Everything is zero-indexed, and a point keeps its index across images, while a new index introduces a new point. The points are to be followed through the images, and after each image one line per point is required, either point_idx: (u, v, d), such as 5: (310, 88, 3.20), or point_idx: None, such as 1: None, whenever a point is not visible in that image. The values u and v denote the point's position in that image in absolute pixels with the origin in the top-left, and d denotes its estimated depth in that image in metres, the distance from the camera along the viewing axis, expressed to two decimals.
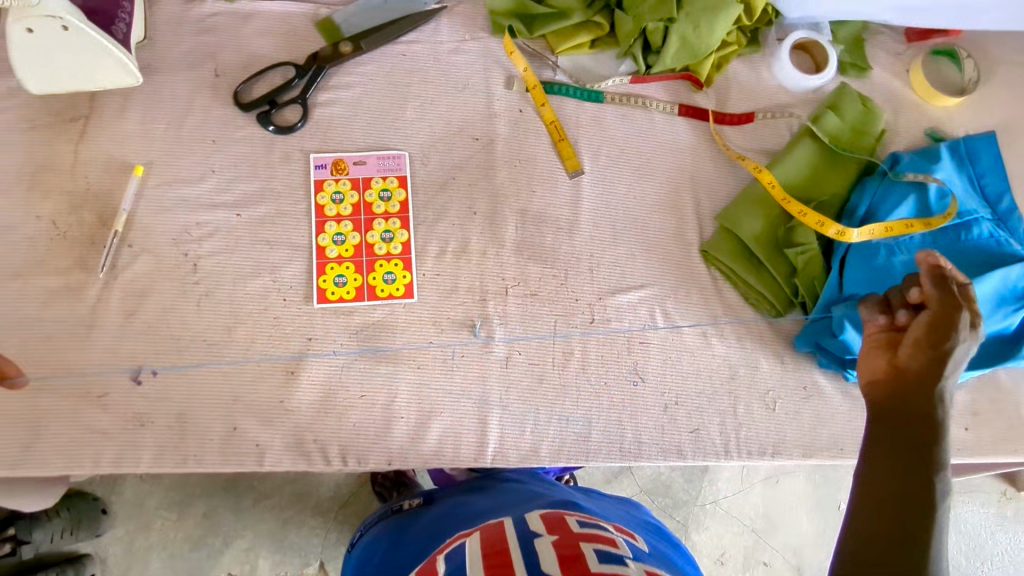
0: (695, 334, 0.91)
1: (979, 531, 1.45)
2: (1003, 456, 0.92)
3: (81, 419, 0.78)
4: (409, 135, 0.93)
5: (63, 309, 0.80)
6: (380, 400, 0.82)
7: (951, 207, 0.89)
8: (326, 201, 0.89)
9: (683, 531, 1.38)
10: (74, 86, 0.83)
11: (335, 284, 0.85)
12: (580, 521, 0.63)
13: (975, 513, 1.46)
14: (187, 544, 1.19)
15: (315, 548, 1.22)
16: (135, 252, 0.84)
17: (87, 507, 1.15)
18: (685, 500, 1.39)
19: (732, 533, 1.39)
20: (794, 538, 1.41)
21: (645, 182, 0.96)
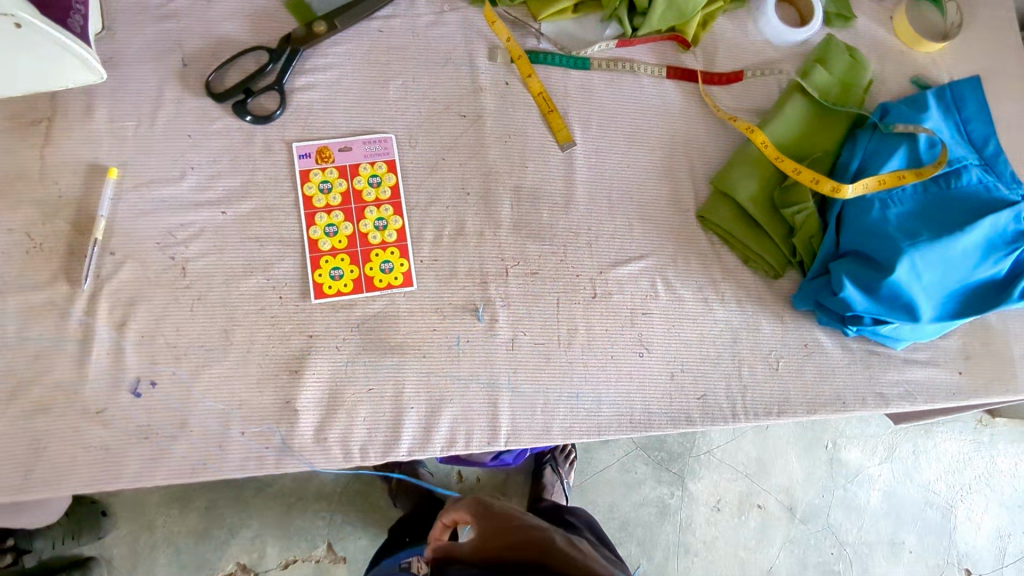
0: (696, 301, 0.91)
1: (956, 458, 1.52)
2: (995, 397, 0.95)
3: (80, 436, 0.75)
4: (393, 116, 0.90)
5: (48, 323, 0.77)
6: (387, 392, 0.81)
7: (942, 155, 0.89)
8: (314, 191, 0.86)
9: (679, 482, 1.42)
10: (32, 86, 0.77)
11: (332, 277, 0.83)
12: None
13: (952, 441, 1.52)
14: (192, 538, 1.19)
15: (321, 530, 1.23)
16: (119, 259, 0.80)
17: (87, 513, 1.14)
18: (680, 452, 1.43)
19: (726, 480, 1.44)
20: (785, 479, 1.46)
21: (637, 150, 0.95)
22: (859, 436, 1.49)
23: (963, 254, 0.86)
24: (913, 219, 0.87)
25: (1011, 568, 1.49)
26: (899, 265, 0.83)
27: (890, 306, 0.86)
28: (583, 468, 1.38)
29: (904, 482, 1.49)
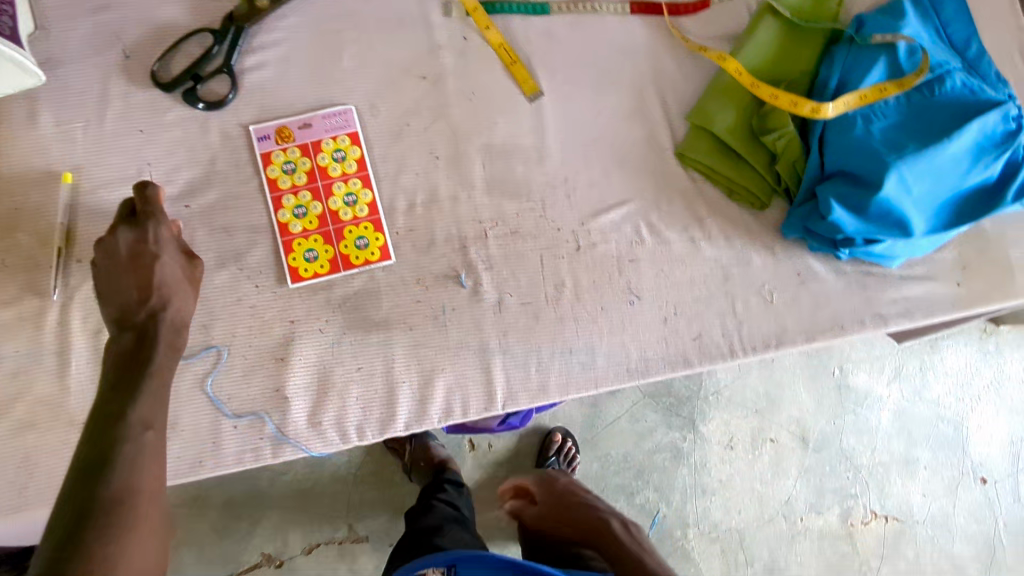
0: (683, 241, 0.88)
1: (963, 370, 1.51)
2: (996, 304, 0.93)
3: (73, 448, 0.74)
4: (351, 87, 0.87)
5: (24, 340, 0.75)
6: (378, 370, 0.79)
7: (923, 62, 0.85)
8: (278, 173, 0.83)
9: (691, 426, 1.42)
10: None
11: (307, 260, 0.81)
12: None
13: (958, 353, 1.52)
14: (214, 536, 1.20)
15: (340, 513, 1.23)
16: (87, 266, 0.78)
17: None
18: (688, 396, 1.43)
19: (737, 418, 1.44)
20: (796, 411, 1.45)
21: (607, 93, 0.91)
22: (866, 359, 1.49)
23: (952, 161, 0.83)
24: (898, 131, 0.84)
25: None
26: (886, 181, 0.81)
27: (881, 224, 0.84)
28: (594, 423, 1.38)
29: (914, 400, 1.49)
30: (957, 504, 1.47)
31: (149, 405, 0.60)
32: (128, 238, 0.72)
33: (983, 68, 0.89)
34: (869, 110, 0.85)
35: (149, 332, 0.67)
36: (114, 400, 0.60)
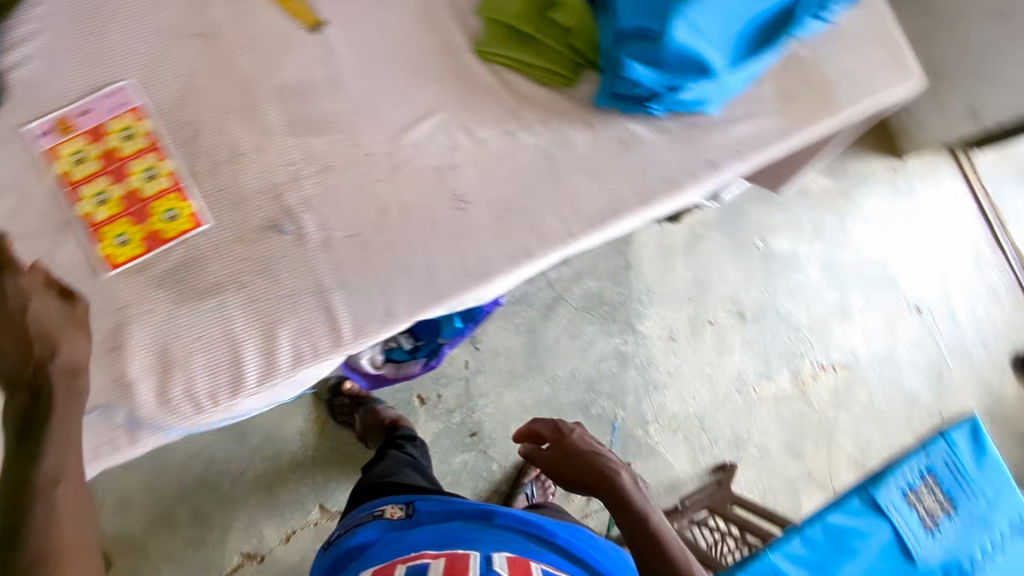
0: (499, 137, 0.88)
1: (881, 211, 1.54)
2: (825, 124, 0.94)
3: None
4: (127, 63, 0.84)
5: None
6: (218, 336, 0.79)
7: None
8: (67, 166, 0.81)
9: (630, 328, 1.43)
10: None
11: (118, 245, 0.79)
12: None
13: (873, 196, 1.55)
14: (189, 549, 1.19)
15: (308, 495, 1.24)
16: None
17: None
18: (623, 300, 1.44)
19: (672, 310, 1.45)
20: (728, 287, 1.48)
21: (390, 7, 0.89)
22: (783, 220, 1.52)
23: None
24: None
25: (955, 295, 1.54)
26: (673, 26, 0.80)
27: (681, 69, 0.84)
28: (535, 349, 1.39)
29: (839, 251, 1.53)
30: (897, 339, 1.51)
31: (56, 455, 0.58)
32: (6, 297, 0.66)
33: None
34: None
35: (40, 387, 0.62)
36: (19, 462, 0.57)
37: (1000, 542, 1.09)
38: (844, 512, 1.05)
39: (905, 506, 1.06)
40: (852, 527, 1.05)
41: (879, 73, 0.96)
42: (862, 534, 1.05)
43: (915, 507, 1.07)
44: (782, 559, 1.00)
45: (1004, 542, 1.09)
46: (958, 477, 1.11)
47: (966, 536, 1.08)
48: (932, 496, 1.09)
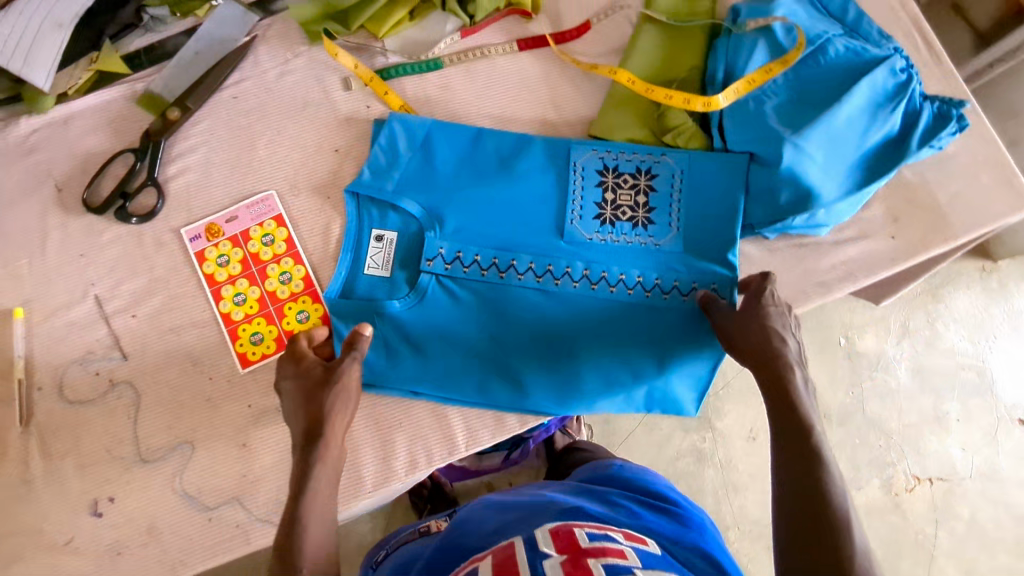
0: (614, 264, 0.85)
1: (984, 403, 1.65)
2: (939, 248, 0.93)
3: (90, 539, 0.81)
4: (271, 173, 0.90)
5: (46, 492, 0.81)
6: (434, 441, 0.85)
7: (800, 37, 0.90)
8: (213, 268, 0.87)
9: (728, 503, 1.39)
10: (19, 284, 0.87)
11: (253, 343, 0.86)
12: (589, 534, 0.66)
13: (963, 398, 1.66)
14: None
15: None
16: (70, 441, 0.83)
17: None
18: None
19: None
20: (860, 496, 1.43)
21: (486, 100, 0.93)
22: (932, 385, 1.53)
23: (850, 121, 0.87)
24: (788, 108, 0.88)
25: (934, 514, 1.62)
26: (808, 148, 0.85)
27: (840, 152, 0.87)
28: None
29: None
30: (999, 450, 1.64)
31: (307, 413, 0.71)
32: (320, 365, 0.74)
33: (864, 31, 0.95)
34: (763, 37, 0.91)
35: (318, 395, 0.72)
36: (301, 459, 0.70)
37: (659, 288, 0.84)
38: (526, 155, 0.89)
39: (590, 188, 0.88)
40: (541, 171, 0.89)
41: (994, 195, 0.94)
42: (565, 178, 0.88)
43: (610, 222, 0.87)
44: (440, 150, 0.89)
45: (659, 287, 0.84)
46: (700, 163, 0.88)
47: (629, 260, 0.86)
48: (636, 197, 0.88)
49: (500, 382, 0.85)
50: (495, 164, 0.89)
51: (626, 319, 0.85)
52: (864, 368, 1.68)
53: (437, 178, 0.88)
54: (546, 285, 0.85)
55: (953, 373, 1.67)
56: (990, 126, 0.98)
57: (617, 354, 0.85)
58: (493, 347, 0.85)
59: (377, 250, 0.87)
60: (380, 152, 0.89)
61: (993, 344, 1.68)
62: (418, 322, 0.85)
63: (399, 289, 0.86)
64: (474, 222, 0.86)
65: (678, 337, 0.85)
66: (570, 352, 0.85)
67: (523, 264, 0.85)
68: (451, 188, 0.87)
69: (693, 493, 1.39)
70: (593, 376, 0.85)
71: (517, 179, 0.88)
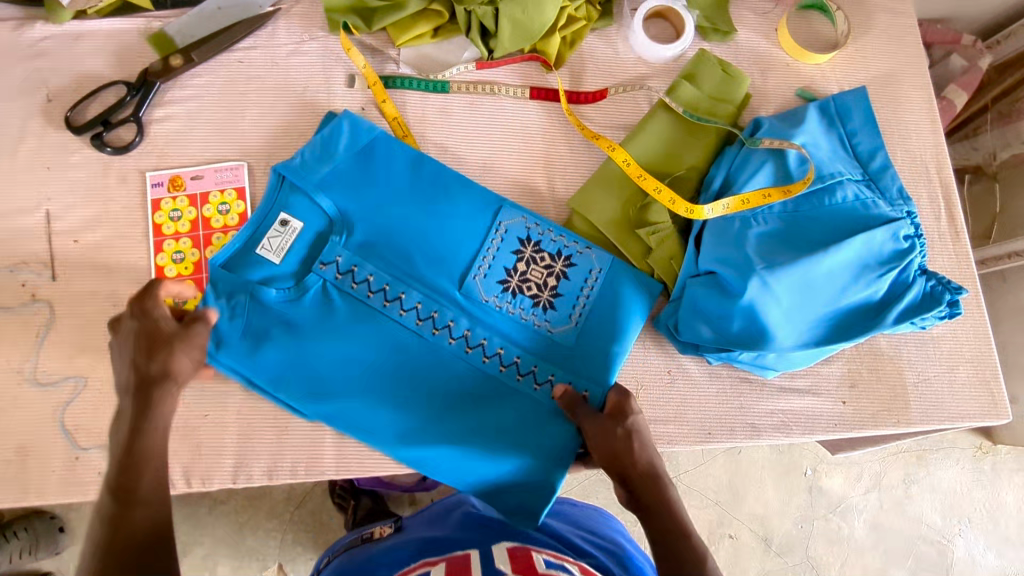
0: (500, 335, 0.85)
1: None
2: (887, 428, 0.87)
3: None
4: (251, 144, 0.91)
5: None
6: (302, 453, 0.84)
7: (810, 172, 0.85)
8: (164, 219, 0.88)
9: None
10: None
11: (176, 304, 0.85)
12: (545, 558, 0.72)
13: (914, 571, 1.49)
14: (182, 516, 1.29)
15: (272, 550, 1.30)
16: None
17: (43, 527, 1.22)
18: None
19: None
20: None
21: (479, 137, 0.93)
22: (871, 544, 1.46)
23: (830, 274, 0.81)
24: (775, 238, 0.83)
25: None
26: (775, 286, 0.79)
27: (809, 300, 0.81)
28: None
29: None
30: None
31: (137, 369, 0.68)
32: (173, 320, 0.71)
33: (884, 184, 0.88)
34: (772, 159, 0.87)
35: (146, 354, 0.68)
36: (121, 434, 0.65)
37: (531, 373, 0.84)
38: (463, 198, 0.88)
39: (504, 253, 0.87)
40: (471, 218, 0.87)
41: (962, 394, 0.88)
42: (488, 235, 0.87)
43: (512, 292, 0.86)
44: (381, 161, 0.88)
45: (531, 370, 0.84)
46: (620, 276, 0.86)
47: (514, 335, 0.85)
48: (547, 277, 0.87)
49: (344, 402, 0.83)
50: (426, 192, 0.88)
51: (489, 392, 0.84)
52: (821, 506, 1.51)
53: (370, 188, 0.87)
54: (426, 327, 0.84)
55: (913, 543, 1.50)
56: (988, 320, 0.92)
57: (469, 422, 0.83)
58: (350, 368, 0.83)
59: (277, 234, 0.85)
60: (319, 142, 0.87)
61: (965, 529, 1.52)
62: (290, 316, 0.84)
63: (282, 281, 0.85)
64: (384, 246, 0.86)
65: (533, 431, 0.83)
66: (432, 398, 0.84)
67: (410, 302, 0.85)
68: (380, 201, 0.87)
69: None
70: (436, 432, 0.83)
71: (444, 214, 0.87)
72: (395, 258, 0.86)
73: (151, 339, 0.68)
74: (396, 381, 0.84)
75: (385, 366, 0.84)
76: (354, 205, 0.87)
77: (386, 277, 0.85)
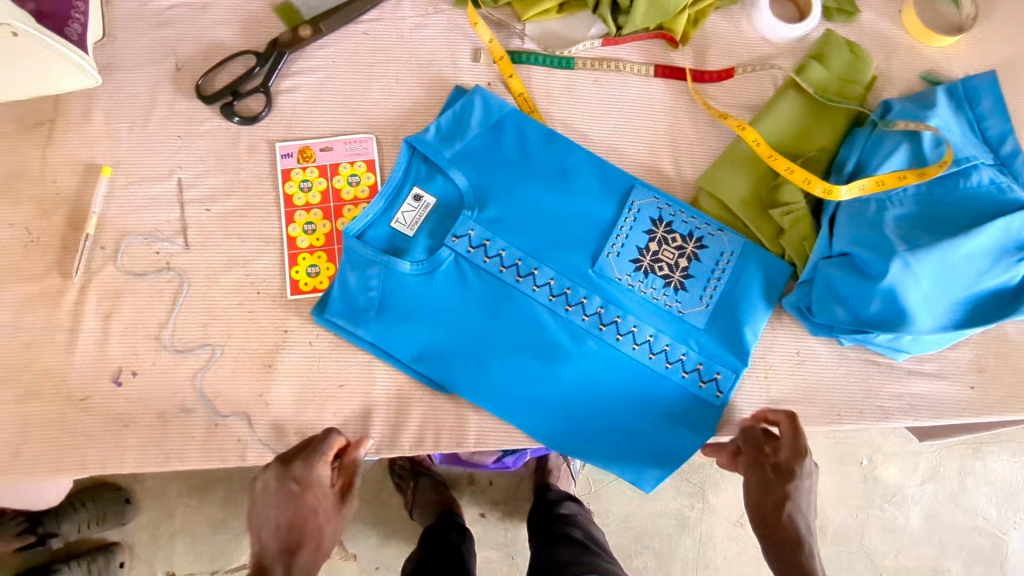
0: (633, 311, 0.85)
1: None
2: (1015, 415, 0.87)
3: (98, 407, 0.80)
4: (377, 118, 0.91)
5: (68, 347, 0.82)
6: (436, 425, 0.84)
7: (947, 154, 0.83)
8: (294, 190, 0.88)
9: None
10: (110, 141, 0.88)
11: (308, 274, 0.86)
12: None
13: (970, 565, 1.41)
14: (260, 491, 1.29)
15: None
16: (108, 307, 0.83)
17: (112, 498, 1.22)
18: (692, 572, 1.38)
19: None
20: None
21: (604, 115, 0.93)
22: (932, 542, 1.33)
23: (971, 257, 0.79)
24: (911, 222, 0.83)
25: None
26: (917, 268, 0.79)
27: (950, 282, 0.80)
28: None
29: None
30: None
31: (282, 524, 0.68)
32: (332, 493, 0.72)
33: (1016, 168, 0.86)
34: (907, 141, 0.86)
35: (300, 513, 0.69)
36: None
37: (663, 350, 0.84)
38: (592, 176, 0.88)
39: (637, 232, 0.87)
40: (599, 195, 0.88)
41: None
42: (619, 214, 0.87)
43: (645, 271, 0.86)
44: (511, 139, 0.89)
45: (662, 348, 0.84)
46: (751, 259, 0.86)
47: (646, 312, 0.85)
48: (678, 258, 0.87)
49: (477, 374, 0.84)
50: (554, 169, 0.88)
51: (621, 371, 0.84)
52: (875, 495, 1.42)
53: (501, 165, 0.88)
54: (558, 304, 0.85)
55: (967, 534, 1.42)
56: None
57: (600, 398, 0.84)
58: (483, 342, 0.84)
59: (411, 208, 0.87)
60: (452, 118, 0.89)
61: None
62: (424, 288, 0.84)
63: (416, 253, 0.85)
64: (517, 222, 0.86)
65: (663, 410, 0.84)
66: (565, 374, 0.83)
67: (545, 277, 0.85)
68: (511, 179, 0.88)
69: (663, 555, 1.30)
70: (567, 407, 0.84)
71: (574, 191, 0.87)
72: (527, 234, 0.86)
73: (312, 497, 0.70)
74: (529, 356, 0.84)
75: (518, 341, 0.84)
76: (486, 181, 0.87)
77: (520, 255, 0.86)
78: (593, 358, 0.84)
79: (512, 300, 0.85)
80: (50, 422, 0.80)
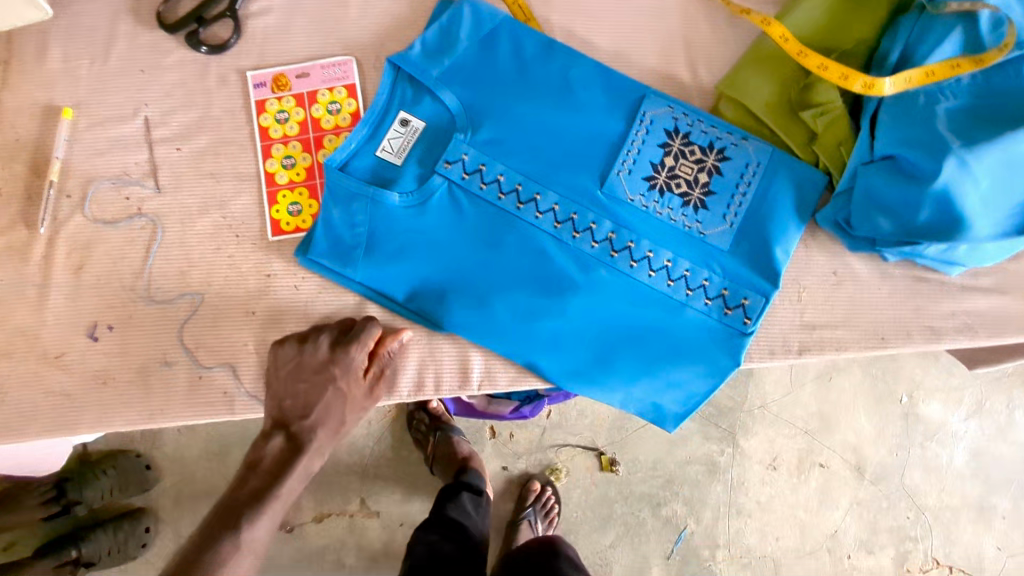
0: (648, 236, 0.76)
1: None
2: None
3: (76, 364, 0.76)
4: (356, 37, 0.82)
5: (40, 303, 0.76)
6: (437, 369, 0.78)
7: (1009, 37, 0.70)
8: (270, 122, 0.80)
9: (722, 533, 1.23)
10: (69, 80, 0.81)
11: (290, 213, 0.79)
12: None
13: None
14: None
15: (354, 485, 1.21)
16: (79, 258, 0.77)
17: (130, 466, 1.18)
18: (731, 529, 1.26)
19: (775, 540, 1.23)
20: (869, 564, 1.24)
21: (609, 19, 0.82)
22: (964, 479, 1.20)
23: None
24: (965, 115, 0.71)
25: None
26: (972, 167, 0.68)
27: (1008, 183, 0.70)
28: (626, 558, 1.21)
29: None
30: None
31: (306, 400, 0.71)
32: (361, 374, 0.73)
33: None
34: (960, 25, 0.73)
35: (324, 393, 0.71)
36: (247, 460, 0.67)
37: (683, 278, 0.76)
38: (598, 88, 0.79)
39: (650, 146, 0.78)
40: (606, 109, 0.78)
41: None
42: (630, 127, 0.78)
43: (660, 190, 0.77)
44: (505, 51, 0.79)
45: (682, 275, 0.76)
46: (779, 170, 0.77)
47: (662, 236, 0.77)
48: (698, 173, 0.77)
49: (479, 312, 0.76)
50: (554, 83, 0.79)
51: (637, 303, 0.76)
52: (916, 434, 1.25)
53: (496, 82, 0.79)
54: (564, 232, 0.76)
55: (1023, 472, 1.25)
56: None
57: (614, 333, 0.76)
58: (484, 277, 0.76)
59: (398, 134, 0.78)
60: (439, 30, 0.79)
61: None
62: (415, 221, 0.77)
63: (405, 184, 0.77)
64: (515, 145, 0.78)
65: (685, 342, 0.76)
66: (574, 309, 0.76)
67: (549, 204, 0.77)
68: (507, 95, 0.78)
69: (694, 502, 1.23)
70: (579, 344, 0.77)
71: (578, 106, 0.78)
72: (527, 158, 0.78)
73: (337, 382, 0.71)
74: (535, 290, 0.76)
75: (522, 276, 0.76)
76: (479, 100, 0.78)
77: (520, 179, 0.77)
78: (604, 290, 0.76)
79: (515, 232, 0.77)
80: (28, 382, 0.75)
